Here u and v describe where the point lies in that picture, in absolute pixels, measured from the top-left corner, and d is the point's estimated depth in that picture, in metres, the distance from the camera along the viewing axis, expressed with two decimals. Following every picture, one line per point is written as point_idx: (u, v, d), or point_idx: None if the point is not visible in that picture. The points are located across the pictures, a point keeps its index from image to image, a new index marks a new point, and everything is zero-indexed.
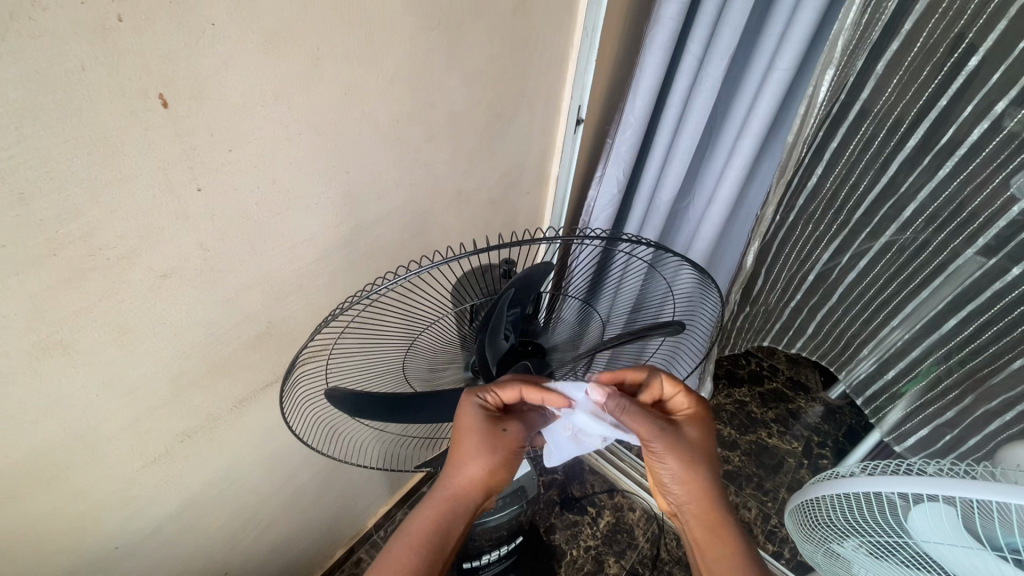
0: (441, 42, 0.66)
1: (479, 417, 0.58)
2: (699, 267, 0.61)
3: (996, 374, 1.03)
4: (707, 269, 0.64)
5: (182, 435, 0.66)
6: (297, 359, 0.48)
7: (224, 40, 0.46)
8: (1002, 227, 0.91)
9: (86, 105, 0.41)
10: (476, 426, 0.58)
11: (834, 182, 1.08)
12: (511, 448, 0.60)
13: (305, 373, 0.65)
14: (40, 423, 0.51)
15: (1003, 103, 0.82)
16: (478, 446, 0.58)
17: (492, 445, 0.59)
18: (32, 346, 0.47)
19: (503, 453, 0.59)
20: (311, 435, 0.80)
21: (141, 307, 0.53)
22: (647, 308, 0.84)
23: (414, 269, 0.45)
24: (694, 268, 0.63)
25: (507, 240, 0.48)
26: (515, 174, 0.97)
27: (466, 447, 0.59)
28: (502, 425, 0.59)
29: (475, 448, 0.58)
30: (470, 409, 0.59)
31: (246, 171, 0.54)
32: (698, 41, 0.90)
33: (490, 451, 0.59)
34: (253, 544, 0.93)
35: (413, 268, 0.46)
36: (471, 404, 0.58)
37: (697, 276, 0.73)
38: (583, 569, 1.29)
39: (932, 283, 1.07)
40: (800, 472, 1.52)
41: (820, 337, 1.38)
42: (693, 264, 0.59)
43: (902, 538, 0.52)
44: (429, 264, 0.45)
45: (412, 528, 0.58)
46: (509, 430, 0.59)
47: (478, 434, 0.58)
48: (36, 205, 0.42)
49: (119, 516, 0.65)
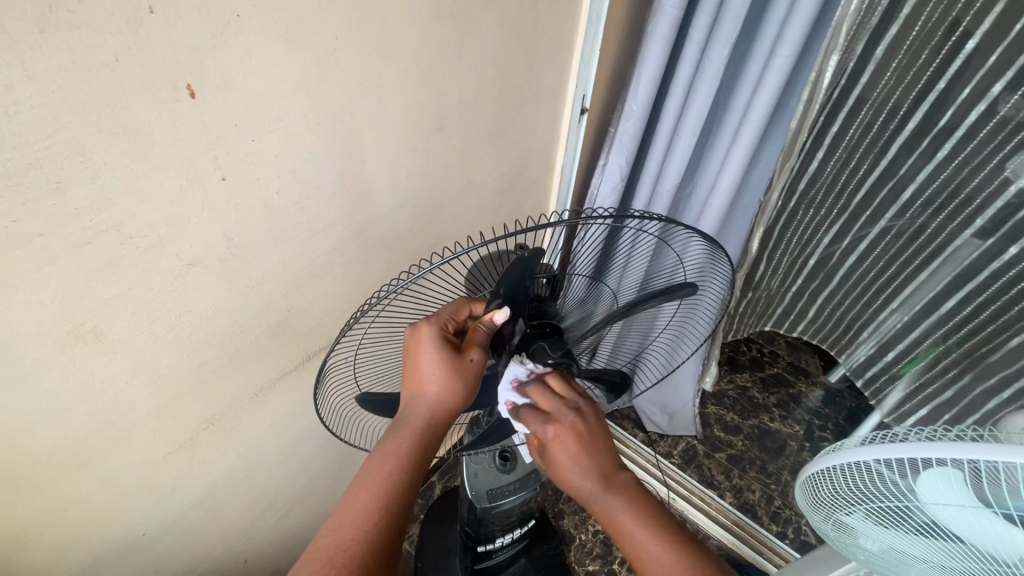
0: (452, 30, 0.67)
1: (432, 338, 0.55)
2: (707, 236, 0.59)
3: (995, 351, 1.05)
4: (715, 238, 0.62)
5: (208, 422, 0.67)
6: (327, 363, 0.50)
7: (248, 30, 0.47)
8: (999, 208, 0.94)
9: (120, 96, 0.42)
10: (441, 343, 0.55)
11: (835, 166, 1.10)
12: (475, 374, 0.56)
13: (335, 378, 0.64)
14: (74, 409, 0.52)
15: (998, 87, 0.84)
16: (413, 368, 0.56)
17: (458, 372, 0.55)
18: (66, 333, 0.48)
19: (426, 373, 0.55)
20: (350, 434, 0.84)
21: (167, 295, 0.54)
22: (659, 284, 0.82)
23: (438, 261, 0.46)
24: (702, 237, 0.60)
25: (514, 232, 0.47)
26: (521, 163, 0.98)
27: (409, 371, 0.57)
28: (467, 353, 0.55)
29: (430, 374, 0.55)
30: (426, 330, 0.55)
31: (268, 162, 0.55)
32: (700, 29, 0.91)
33: (455, 376, 0.55)
34: (271, 531, 0.94)
35: (428, 266, 0.46)
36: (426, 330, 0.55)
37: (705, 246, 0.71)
38: (593, 553, 1.31)
39: (930, 266, 1.09)
40: (802, 455, 1.55)
41: (820, 321, 1.41)
42: (700, 232, 0.58)
43: (908, 504, 0.54)
44: (451, 255, 0.45)
45: (365, 480, 0.52)
46: (474, 359, 0.55)
47: (437, 359, 0.54)
48: (72, 194, 0.43)
49: (145, 504, 0.66)
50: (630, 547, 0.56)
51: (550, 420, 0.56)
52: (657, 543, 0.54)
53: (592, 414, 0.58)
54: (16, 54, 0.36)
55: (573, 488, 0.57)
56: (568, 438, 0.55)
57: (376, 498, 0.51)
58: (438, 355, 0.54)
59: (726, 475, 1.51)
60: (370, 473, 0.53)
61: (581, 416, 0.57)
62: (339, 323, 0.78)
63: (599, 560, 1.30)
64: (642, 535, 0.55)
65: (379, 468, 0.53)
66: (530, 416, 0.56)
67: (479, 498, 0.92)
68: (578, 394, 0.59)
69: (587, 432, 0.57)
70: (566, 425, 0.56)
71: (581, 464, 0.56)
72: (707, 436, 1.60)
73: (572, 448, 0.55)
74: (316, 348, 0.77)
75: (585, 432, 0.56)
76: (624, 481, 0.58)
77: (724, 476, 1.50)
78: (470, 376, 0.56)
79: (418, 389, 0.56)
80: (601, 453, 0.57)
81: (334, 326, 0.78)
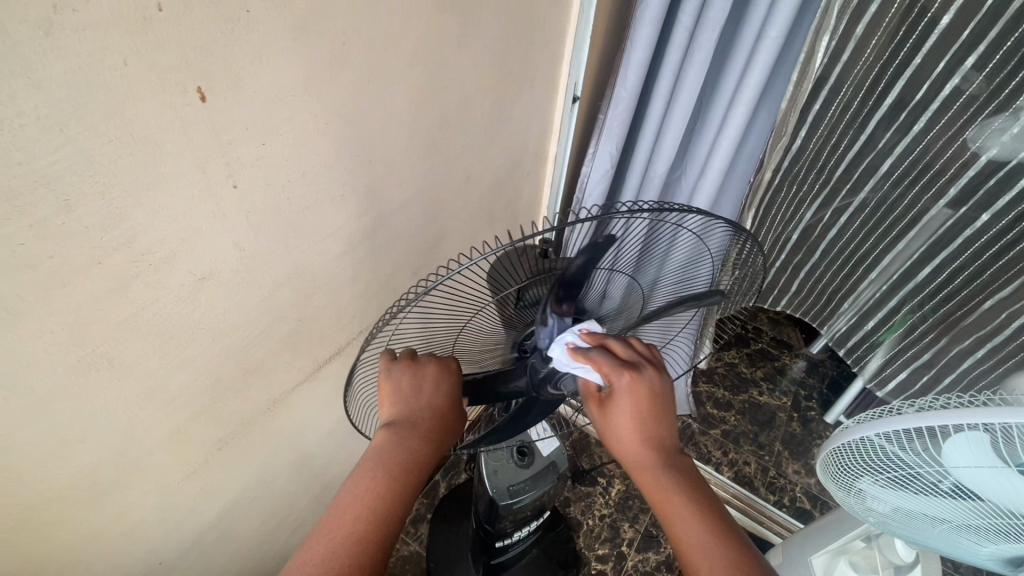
0: (454, 19, 0.65)
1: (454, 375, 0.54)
2: (697, 209, 0.52)
3: (969, 314, 1.11)
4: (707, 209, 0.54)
5: (221, 442, 0.64)
6: (355, 367, 0.47)
7: (257, 27, 0.44)
8: (971, 177, 0.97)
9: (129, 102, 0.39)
10: (451, 395, 0.54)
11: (817, 143, 1.11)
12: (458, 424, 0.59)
13: (365, 389, 0.62)
14: (87, 440, 0.49)
15: (971, 60, 0.87)
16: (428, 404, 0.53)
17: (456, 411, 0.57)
18: (77, 361, 0.45)
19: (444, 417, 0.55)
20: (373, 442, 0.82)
21: (180, 313, 0.51)
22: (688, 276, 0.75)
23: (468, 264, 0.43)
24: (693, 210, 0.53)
25: (529, 232, 0.44)
26: (517, 154, 0.97)
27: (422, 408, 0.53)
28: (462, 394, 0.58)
29: (447, 416, 0.55)
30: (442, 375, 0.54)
31: (277, 166, 0.52)
32: (689, 13, 0.91)
33: (452, 422, 0.56)
34: (285, 544, 0.92)
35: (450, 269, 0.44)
36: (452, 368, 0.54)
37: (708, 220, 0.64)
38: (601, 536, 1.32)
39: (905, 236, 1.13)
40: (791, 425, 1.61)
41: (801, 296, 1.44)
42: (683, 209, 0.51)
43: (926, 468, 0.57)
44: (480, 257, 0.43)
45: (343, 516, 0.48)
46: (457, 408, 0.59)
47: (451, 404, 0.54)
48: (82, 211, 0.40)
49: (161, 530, 0.63)
50: (673, 521, 0.57)
51: (629, 371, 0.56)
52: (702, 519, 0.56)
53: (667, 380, 0.59)
54: (19, 61, 0.33)
55: (627, 446, 0.59)
56: (642, 393, 0.57)
57: (356, 542, 0.47)
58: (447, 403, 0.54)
59: (722, 450, 1.55)
60: (349, 510, 0.49)
61: (659, 376, 0.58)
62: (347, 329, 0.76)
63: (608, 543, 1.31)
64: (687, 514, 0.56)
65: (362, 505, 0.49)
66: (607, 362, 0.56)
67: (500, 494, 0.91)
68: (654, 359, 0.61)
69: (659, 394, 0.58)
70: (642, 379, 0.57)
71: (642, 417, 0.58)
72: (701, 413, 1.63)
73: (643, 404, 0.57)
74: (325, 356, 0.74)
75: (660, 391, 0.58)
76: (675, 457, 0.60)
77: (720, 452, 1.54)
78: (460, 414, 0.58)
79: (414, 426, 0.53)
80: (665, 419, 0.59)
81: (343, 332, 0.75)
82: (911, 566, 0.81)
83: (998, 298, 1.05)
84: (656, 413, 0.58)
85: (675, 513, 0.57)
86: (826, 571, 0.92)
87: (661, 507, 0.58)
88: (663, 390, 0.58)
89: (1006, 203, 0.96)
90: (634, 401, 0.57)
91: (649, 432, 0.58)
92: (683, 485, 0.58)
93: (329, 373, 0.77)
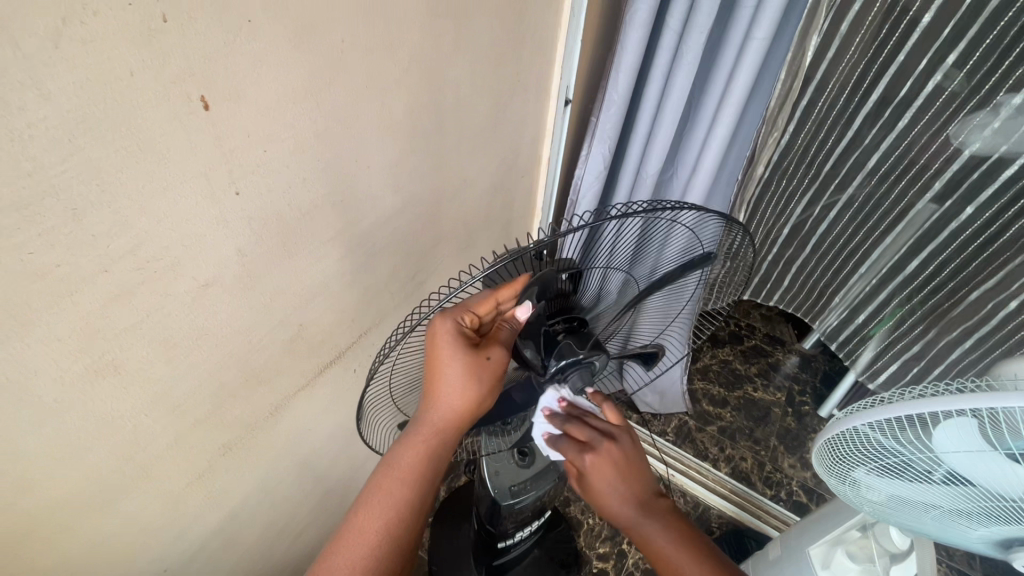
0: (449, 26, 0.66)
1: (457, 343, 0.52)
2: (691, 206, 0.53)
3: (958, 305, 1.12)
4: (702, 206, 0.55)
5: (225, 448, 0.65)
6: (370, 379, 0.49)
7: (258, 37, 0.45)
8: (955, 171, 0.99)
9: (133, 113, 0.39)
10: (459, 358, 0.52)
11: (805, 138, 1.13)
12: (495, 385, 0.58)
13: (378, 405, 0.62)
14: (92, 447, 0.50)
15: (952, 57, 0.90)
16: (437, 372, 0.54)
17: (475, 378, 0.55)
18: (84, 367, 0.45)
19: (455, 387, 0.55)
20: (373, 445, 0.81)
21: (185, 318, 0.51)
22: (686, 272, 0.76)
23: (476, 274, 0.48)
24: (687, 208, 0.54)
25: (531, 240, 0.46)
26: (512, 157, 0.98)
27: (433, 374, 0.55)
28: (486, 355, 0.55)
29: (455, 386, 0.55)
30: (446, 337, 0.52)
31: (279, 171, 0.53)
32: (677, 17, 0.93)
33: (470, 386, 0.55)
34: (288, 549, 0.92)
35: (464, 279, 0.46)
36: (444, 329, 0.52)
37: (701, 217, 0.65)
38: (601, 535, 1.33)
39: (893, 230, 1.15)
40: (786, 420, 1.63)
41: (792, 291, 1.47)
42: (678, 206, 0.52)
43: (918, 456, 0.58)
44: (488, 266, 0.46)
45: (378, 489, 0.57)
46: (494, 357, 0.55)
47: (460, 368, 0.53)
48: (88, 219, 0.40)
49: (166, 537, 0.64)
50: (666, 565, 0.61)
51: (587, 450, 0.60)
52: (690, 559, 0.60)
53: (627, 441, 0.62)
54: (28, 72, 0.33)
55: (609, 509, 0.62)
56: (606, 466, 0.59)
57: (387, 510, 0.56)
58: (454, 367, 0.53)
59: (719, 447, 1.56)
60: (381, 482, 0.57)
61: (617, 443, 0.61)
62: (348, 333, 0.76)
63: (608, 542, 1.32)
64: (676, 555, 0.61)
65: (393, 477, 0.57)
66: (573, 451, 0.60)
67: (502, 494, 0.93)
68: (614, 424, 0.63)
69: (624, 456, 0.61)
70: (601, 453, 0.60)
71: (617, 486, 0.60)
72: (697, 411, 1.64)
73: (609, 475, 0.60)
74: (326, 360, 0.75)
75: (622, 459, 0.61)
76: (656, 504, 0.63)
77: (717, 448, 1.56)
78: (491, 378, 0.56)
79: (432, 394, 0.56)
80: (637, 476, 0.62)
81: (343, 337, 0.76)
82: (906, 554, 0.83)
83: (984, 288, 1.06)
84: (632, 476, 0.61)
85: (674, 565, 0.61)
86: (823, 561, 0.93)
87: (660, 562, 0.62)
88: (628, 455, 0.61)
89: (988, 196, 0.98)
90: (605, 478, 0.60)
91: (626, 493, 0.61)
92: (678, 538, 0.61)
93: (330, 377, 0.78)
